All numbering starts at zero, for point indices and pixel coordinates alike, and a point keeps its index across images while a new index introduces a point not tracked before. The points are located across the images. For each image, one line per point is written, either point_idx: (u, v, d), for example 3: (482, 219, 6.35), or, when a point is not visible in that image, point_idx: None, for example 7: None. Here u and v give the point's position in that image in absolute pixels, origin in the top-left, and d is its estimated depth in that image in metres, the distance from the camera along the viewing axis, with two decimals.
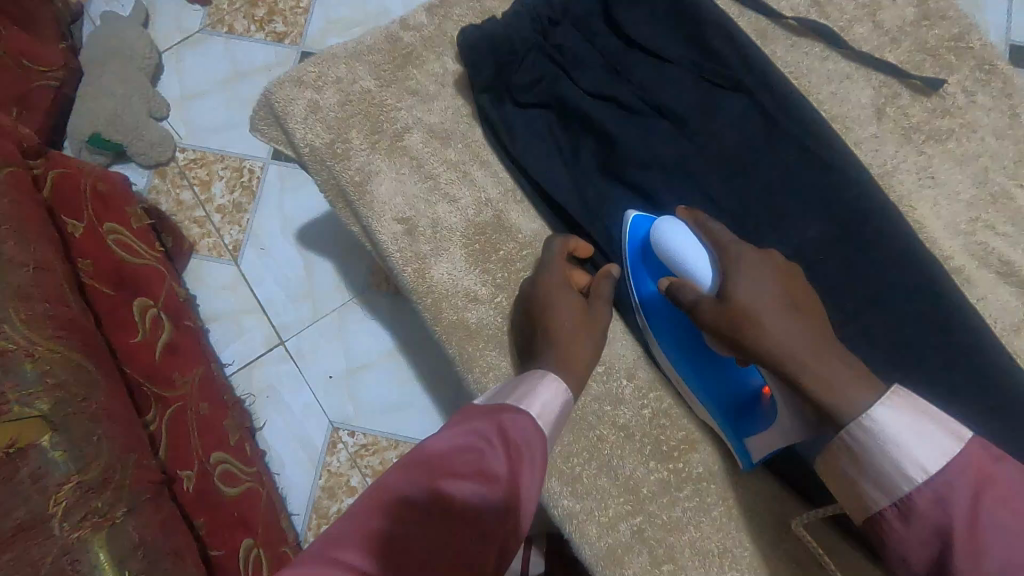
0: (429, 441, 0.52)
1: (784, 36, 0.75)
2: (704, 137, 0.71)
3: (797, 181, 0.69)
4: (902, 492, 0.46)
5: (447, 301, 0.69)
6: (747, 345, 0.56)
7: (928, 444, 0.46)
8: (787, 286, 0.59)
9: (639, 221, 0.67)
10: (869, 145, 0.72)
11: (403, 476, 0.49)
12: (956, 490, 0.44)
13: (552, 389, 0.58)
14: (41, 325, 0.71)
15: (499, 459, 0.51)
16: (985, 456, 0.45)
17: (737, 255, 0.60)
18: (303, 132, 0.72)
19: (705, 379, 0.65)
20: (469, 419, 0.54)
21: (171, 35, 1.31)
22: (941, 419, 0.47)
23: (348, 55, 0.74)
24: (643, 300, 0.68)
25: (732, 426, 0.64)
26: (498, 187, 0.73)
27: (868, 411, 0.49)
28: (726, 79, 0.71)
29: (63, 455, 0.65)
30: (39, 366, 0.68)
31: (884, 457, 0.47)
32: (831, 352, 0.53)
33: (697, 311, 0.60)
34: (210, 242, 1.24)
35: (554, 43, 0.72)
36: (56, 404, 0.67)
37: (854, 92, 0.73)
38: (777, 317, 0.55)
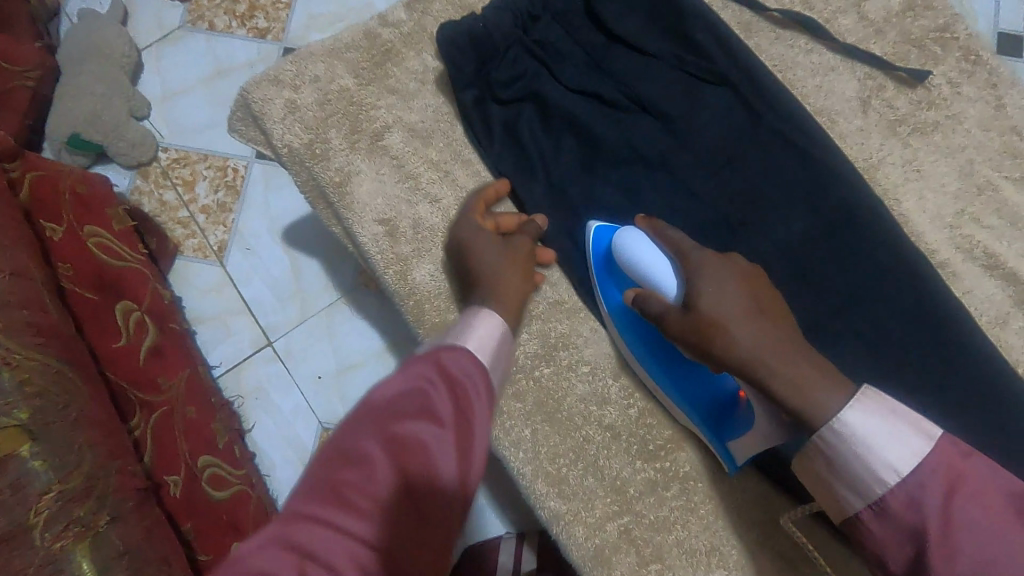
0: (372, 393, 0.49)
1: (768, 28, 0.73)
2: (690, 134, 0.70)
3: (782, 176, 0.69)
4: (876, 494, 0.46)
5: (431, 303, 0.68)
6: (716, 353, 0.56)
7: (900, 445, 0.46)
8: (754, 291, 0.58)
9: (602, 231, 0.67)
10: (855, 138, 0.71)
11: (345, 438, 0.46)
12: (928, 491, 0.45)
13: (485, 324, 0.55)
14: (18, 332, 0.70)
15: (445, 399, 0.48)
16: (955, 454, 0.46)
17: (697, 263, 0.60)
18: (282, 133, 0.71)
19: (682, 383, 0.65)
20: (411, 363, 0.51)
21: (151, 32, 1.29)
22: (909, 418, 0.47)
23: (326, 52, 0.73)
24: (612, 310, 0.67)
25: (713, 430, 0.64)
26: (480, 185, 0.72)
27: (839, 414, 0.48)
28: (709, 73, 0.70)
29: (43, 464, 0.64)
30: (17, 374, 0.67)
31: (857, 460, 0.47)
32: (800, 352, 0.53)
33: (664, 323, 0.59)
34: (195, 243, 1.23)
35: (535, 39, 0.71)
36: (36, 413, 0.66)
37: (839, 85, 0.72)
38: (744, 325, 0.55)
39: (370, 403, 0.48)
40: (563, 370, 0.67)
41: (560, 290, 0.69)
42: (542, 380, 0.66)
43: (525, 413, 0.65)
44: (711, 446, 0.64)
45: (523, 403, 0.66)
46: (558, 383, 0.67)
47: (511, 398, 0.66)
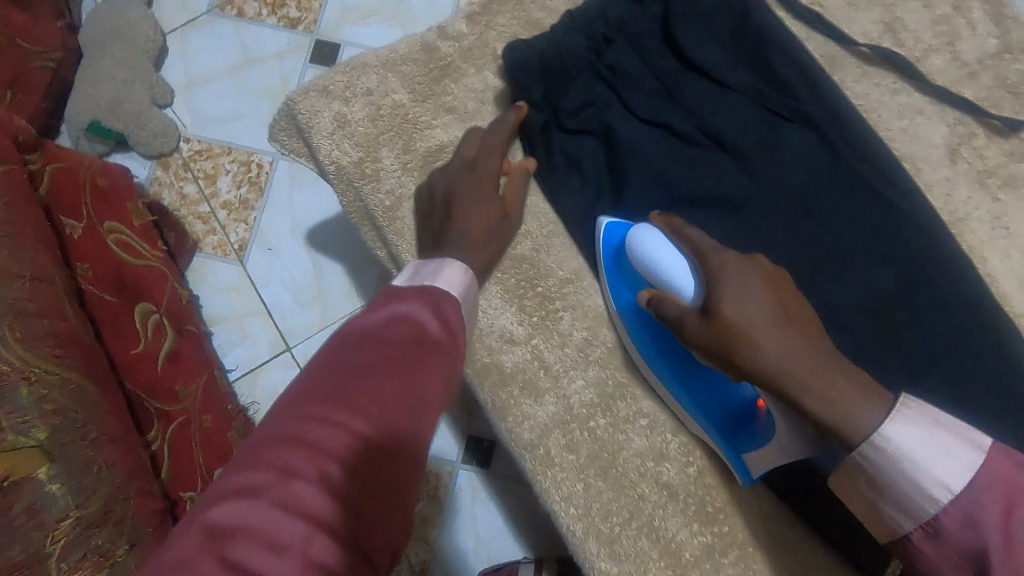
0: (354, 318, 0.47)
1: (855, 64, 0.68)
2: (769, 177, 0.64)
3: (866, 228, 0.64)
4: (927, 514, 0.43)
5: (482, 341, 0.64)
6: (739, 363, 0.52)
7: (949, 458, 0.42)
8: (778, 294, 0.55)
9: (613, 228, 0.63)
10: (941, 189, 0.67)
11: (325, 359, 0.43)
12: (986, 509, 0.41)
13: (452, 264, 0.53)
14: (38, 343, 0.66)
15: (433, 329, 0.47)
16: (1010, 463, 0.42)
17: (718, 264, 0.55)
18: (329, 148, 0.66)
19: (695, 389, 0.62)
20: (397, 295, 0.49)
21: (176, 15, 1.23)
22: (955, 426, 0.43)
23: (380, 63, 0.68)
24: (621, 309, 0.63)
25: (726, 439, 0.60)
26: (539, 217, 0.66)
27: (880, 429, 0.44)
28: (793, 111, 0.65)
29: (61, 488, 0.60)
30: (36, 390, 0.62)
31: (904, 478, 0.43)
32: (829, 362, 0.49)
33: (682, 327, 0.55)
34: (215, 240, 1.18)
35: (608, 64, 0.66)
36: (56, 432, 0.62)
37: (927, 130, 0.67)
38: (770, 333, 0.51)
39: (349, 330, 0.46)
40: (620, 423, 0.63)
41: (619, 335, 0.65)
42: (597, 432, 0.63)
43: (577, 465, 0.62)
44: (725, 458, 0.60)
45: (576, 455, 0.62)
46: (613, 435, 0.63)
47: (563, 449, 0.62)
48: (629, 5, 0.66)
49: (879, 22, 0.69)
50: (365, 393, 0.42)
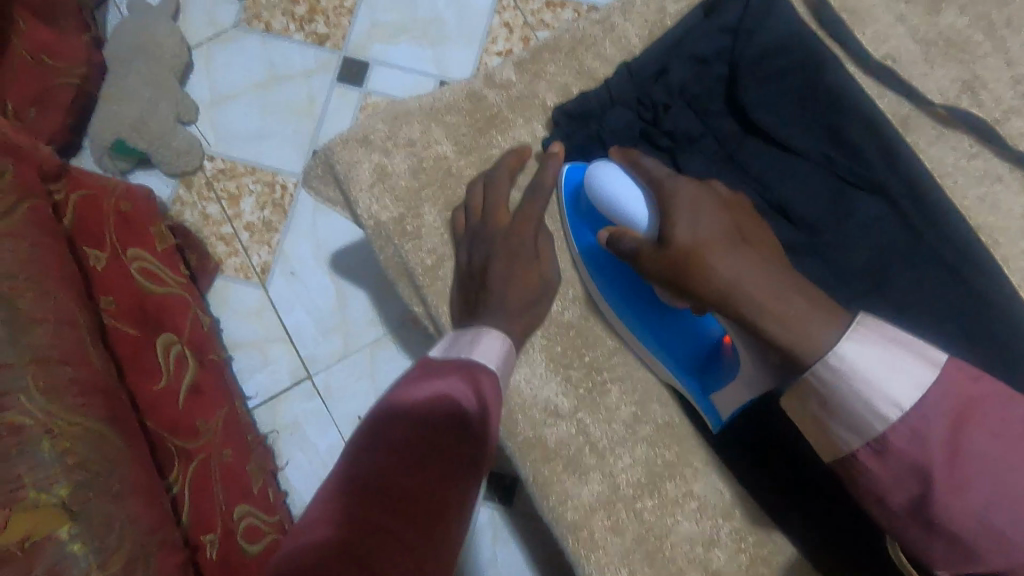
0: (399, 401, 0.49)
1: (929, 125, 0.64)
2: (838, 249, 0.60)
3: (941, 307, 0.59)
4: (875, 430, 0.42)
5: (525, 414, 0.60)
6: (694, 292, 0.49)
7: (904, 377, 0.42)
8: (733, 216, 0.53)
9: (574, 170, 0.62)
10: (1020, 263, 0.62)
11: (371, 453, 0.45)
12: (932, 424, 0.41)
13: (491, 335, 0.55)
14: (59, 394, 0.57)
15: (475, 410, 0.49)
16: (963, 379, 0.42)
17: (674, 188, 0.53)
18: (368, 203, 0.63)
19: (658, 330, 0.61)
20: (438, 374, 0.51)
21: (203, 29, 1.18)
22: (909, 344, 0.43)
23: (424, 112, 0.64)
24: (583, 251, 0.62)
25: (695, 381, 0.60)
26: (587, 281, 0.64)
27: (834, 346, 0.43)
28: (862, 179, 0.60)
29: (82, 548, 0.51)
30: (59, 443, 0.54)
31: (855, 395, 0.42)
32: (783, 282, 0.47)
33: (638, 260, 0.53)
34: (237, 262, 1.15)
35: (665, 127, 0.62)
36: (81, 488, 0.53)
37: (1006, 198, 0.63)
38: (726, 255, 0.48)
39: (389, 416, 0.48)
40: (669, 505, 0.59)
41: (669, 412, 0.61)
42: (644, 514, 0.59)
43: (623, 549, 0.58)
44: (694, 401, 0.60)
45: (622, 538, 0.59)
46: (661, 519, 0.59)
47: (608, 532, 0.59)
48: (691, 60, 0.62)
49: (957, 81, 0.65)
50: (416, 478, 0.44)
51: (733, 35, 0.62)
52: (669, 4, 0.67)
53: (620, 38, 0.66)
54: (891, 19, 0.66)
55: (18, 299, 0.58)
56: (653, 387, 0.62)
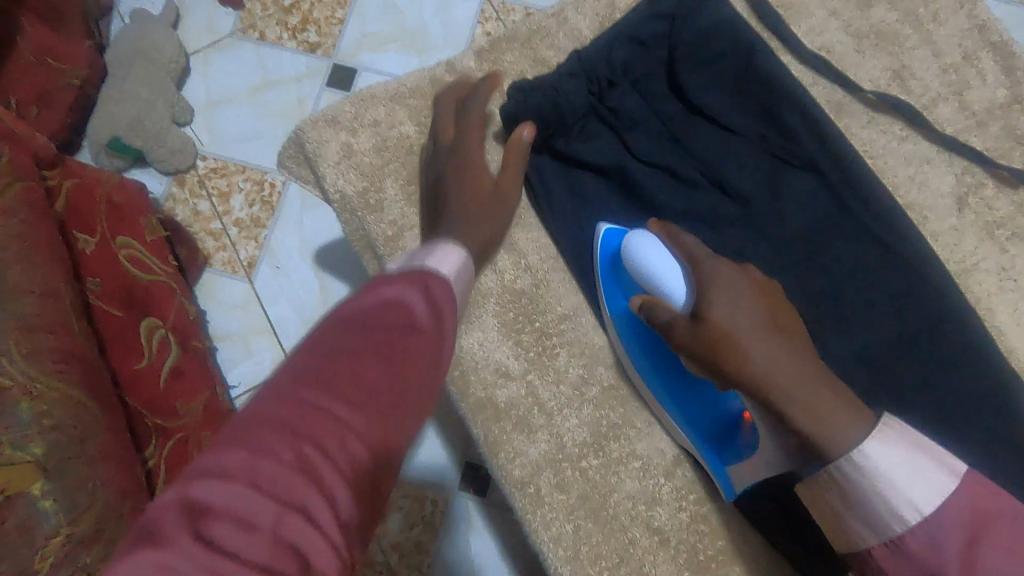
0: (339, 307, 0.43)
1: (860, 111, 0.68)
2: (770, 222, 0.65)
3: (863, 275, 0.64)
4: (893, 533, 0.44)
5: (477, 375, 0.63)
6: (725, 369, 0.52)
7: (924, 482, 0.43)
8: (768, 304, 0.54)
9: (611, 233, 0.63)
10: (948, 239, 0.66)
11: (306, 360, 0.39)
12: (949, 533, 0.42)
13: (451, 249, 0.53)
14: (43, 357, 0.60)
15: (426, 313, 0.44)
16: (982, 492, 0.43)
17: (710, 271, 0.55)
18: (334, 178, 0.67)
19: (683, 399, 0.61)
20: (386, 281, 0.45)
21: (200, 36, 1.20)
22: (935, 453, 0.44)
23: (388, 96, 0.69)
24: (615, 316, 0.63)
25: (714, 452, 0.60)
26: (539, 252, 0.67)
27: (862, 447, 0.45)
28: (795, 157, 0.65)
29: (53, 505, 0.54)
30: (36, 406, 0.57)
31: (875, 495, 0.44)
32: (815, 377, 0.49)
33: (671, 333, 0.55)
34: (224, 256, 1.17)
35: (609, 105, 0.67)
36: (54, 448, 0.57)
37: (933, 178, 0.67)
38: (758, 341, 0.51)
39: (331, 324, 0.42)
40: (613, 464, 0.62)
41: (616, 376, 0.64)
42: (589, 473, 0.62)
43: (568, 506, 0.61)
44: (713, 473, 0.60)
45: (567, 495, 0.61)
46: (605, 477, 0.62)
47: (554, 489, 0.61)
48: (632, 44, 0.67)
49: (887, 70, 0.69)
50: (352, 384, 0.38)
51: (670, 23, 0.67)
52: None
53: (572, 30, 0.71)
54: (826, 14, 0.71)
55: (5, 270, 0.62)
56: (601, 351, 0.65)
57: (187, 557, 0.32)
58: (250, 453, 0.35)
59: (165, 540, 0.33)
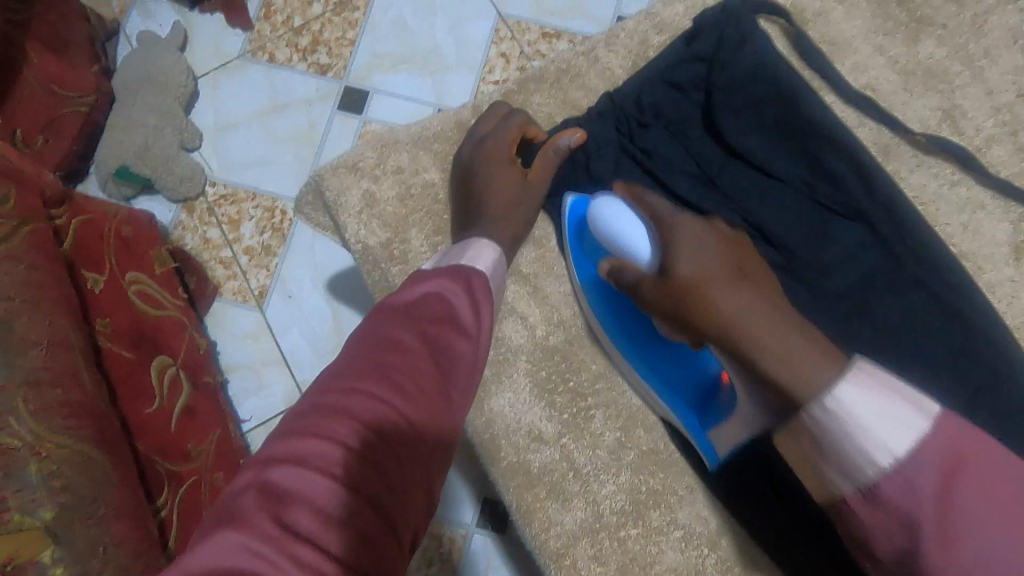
0: (389, 301, 0.49)
1: (908, 153, 0.65)
2: (817, 275, 0.61)
3: (920, 329, 0.60)
4: (867, 478, 0.38)
5: (508, 439, 0.60)
6: (696, 321, 0.48)
7: (894, 424, 0.38)
8: (734, 252, 0.51)
9: (579, 203, 0.62)
10: (1004, 290, 0.62)
11: (366, 344, 0.45)
12: (925, 477, 0.37)
13: (484, 245, 0.56)
14: (51, 413, 0.56)
15: (467, 309, 0.49)
16: (956, 431, 0.38)
17: (674, 226, 0.52)
18: (356, 228, 0.64)
19: (658, 364, 0.60)
20: (430, 276, 0.51)
21: (209, 59, 1.15)
22: (905, 392, 0.39)
23: (412, 141, 0.66)
24: (584, 283, 0.61)
25: (693, 415, 0.59)
26: (571, 305, 0.63)
27: (835, 393, 0.39)
28: (843, 206, 0.61)
29: (64, 574, 0.50)
30: (45, 466, 0.53)
31: (848, 440, 0.38)
32: (784, 320, 0.45)
33: (640, 292, 0.53)
34: (235, 285, 1.12)
35: (641, 147, 0.64)
36: (64, 511, 0.52)
37: (988, 224, 0.63)
38: (726, 288, 0.47)
39: (386, 315, 0.47)
40: (652, 534, 0.59)
41: (654, 438, 0.61)
42: (628, 543, 0.58)
43: None
44: (691, 435, 0.58)
45: (605, 567, 0.58)
46: (645, 548, 0.58)
47: (591, 561, 0.58)
48: (666, 86, 0.64)
49: (936, 109, 0.66)
50: (407, 370, 0.43)
51: (709, 64, 0.63)
52: (652, 36, 0.69)
53: (602, 68, 0.68)
54: (870, 50, 0.67)
55: (13, 324, 0.57)
56: (637, 414, 0.61)
57: (257, 515, 0.36)
58: (315, 441, 0.39)
59: (242, 521, 0.36)
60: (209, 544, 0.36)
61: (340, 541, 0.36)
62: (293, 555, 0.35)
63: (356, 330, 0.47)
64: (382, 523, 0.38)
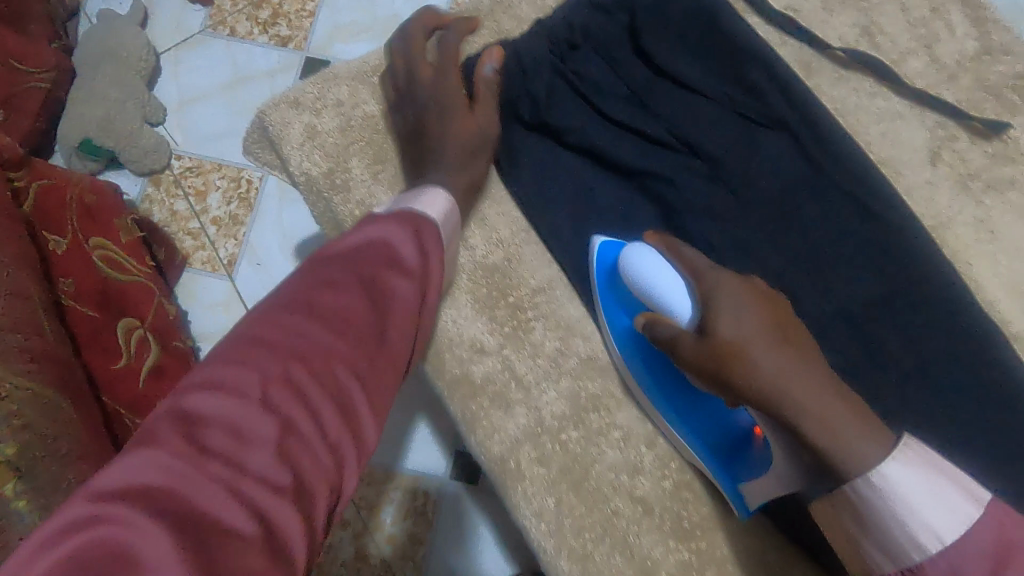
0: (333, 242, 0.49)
1: (830, 68, 0.67)
2: (744, 182, 0.63)
3: (842, 232, 0.62)
4: (909, 561, 0.39)
5: (451, 352, 0.62)
6: (737, 384, 0.48)
7: (944, 507, 0.38)
8: (772, 304, 0.50)
9: (606, 247, 0.60)
10: (922, 192, 0.65)
11: (299, 283, 0.45)
12: (972, 560, 0.37)
13: (437, 195, 0.57)
14: (12, 357, 0.57)
15: (412, 254, 0.49)
16: (1010, 525, 0.38)
17: (714, 282, 0.51)
18: (299, 159, 0.66)
19: (688, 414, 0.59)
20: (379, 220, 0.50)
21: (171, 35, 1.16)
22: (956, 478, 0.39)
23: (351, 76, 0.68)
24: (616, 336, 0.61)
25: (722, 466, 0.58)
26: (511, 226, 0.65)
27: (879, 467, 0.40)
28: (766, 117, 0.63)
29: (27, 504, 0.52)
30: (7, 405, 0.54)
31: (897, 528, 0.39)
32: (825, 384, 0.45)
33: (676, 349, 0.51)
34: (204, 255, 1.09)
35: (573, 68, 0.65)
36: (26, 448, 0.54)
37: (906, 133, 0.66)
38: (784, 362, 0.46)
39: (327, 256, 0.47)
40: (593, 435, 0.61)
41: (593, 346, 0.63)
42: (569, 445, 0.61)
43: (549, 480, 0.60)
44: (723, 488, 0.58)
45: (547, 469, 0.60)
46: (586, 449, 0.61)
47: (534, 463, 0.60)
48: (592, 9, 0.65)
49: (855, 26, 0.68)
50: (339, 307, 0.44)
51: None
52: None
53: (534, 1, 0.70)
54: None
55: None
56: (576, 324, 0.64)
57: (172, 437, 0.36)
58: (238, 370, 0.39)
59: (156, 442, 0.35)
60: (122, 466, 0.34)
61: (262, 463, 0.36)
62: (210, 474, 0.35)
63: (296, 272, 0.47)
64: (312, 454, 0.38)
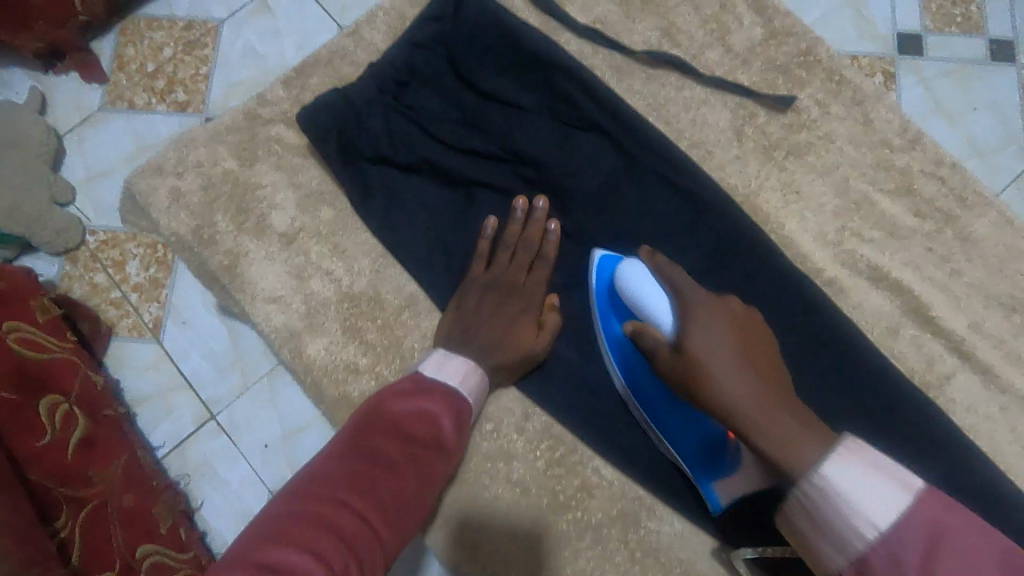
0: (386, 407, 0.56)
1: (639, 70, 0.75)
2: (570, 180, 0.70)
3: (663, 214, 0.69)
4: (857, 551, 0.42)
5: (329, 375, 0.68)
6: (702, 402, 0.52)
7: (876, 495, 0.42)
8: (743, 331, 0.55)
9: (605, 263, 0.65)
10: (732, 167, 0.73)
11: (343, 460, 0.51)
12: (908, 544, 0.41)
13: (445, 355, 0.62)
14: None
15: (449, 424, 0.57)
16: (938, 511, 0.42)
17: (694, 303, 0.56)
18: (168, 221, 0.72)
19: (678, 424, 0.62)
20: (426, 393, 0.58)
21: (69, 115, 0.99)
22: (891, 470, 0.43)
23: (207, 137, 0.74)
24: (609, 340, 0.65)
25: (700, 465, 0.62)
26: (368, 254, 0.71)
27: (825, 470, 0.43)
28: (578, 119, 0.71)
29: None
30: None
31: (837, 515, 0.42)
32: (784, 410, 0.50)
33: (655, 360, 0.56)
34: (129, 321, 0.95)
35: (406, 103, 0.72)
36: None
37: (712, 116, 0.74)
38: (737, 376, 0.51)
39: (375, 427, 0.54)
40: None
41: None
42: None
43: None
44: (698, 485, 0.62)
45: None
46: None
47: None
48: (414, 48, 0.72)
49: (656, 30, 0.77)
50: (379, 483, 0.50)
51: (445, 24, 0.72)
52: (408, 11, 0.78)
53: (368, 46, 0.77)
54: None
55: None
56: None
57: None
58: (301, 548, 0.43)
59: None
60: None
61: None
62: None
63: (340, 431, 0.55)
64: None
